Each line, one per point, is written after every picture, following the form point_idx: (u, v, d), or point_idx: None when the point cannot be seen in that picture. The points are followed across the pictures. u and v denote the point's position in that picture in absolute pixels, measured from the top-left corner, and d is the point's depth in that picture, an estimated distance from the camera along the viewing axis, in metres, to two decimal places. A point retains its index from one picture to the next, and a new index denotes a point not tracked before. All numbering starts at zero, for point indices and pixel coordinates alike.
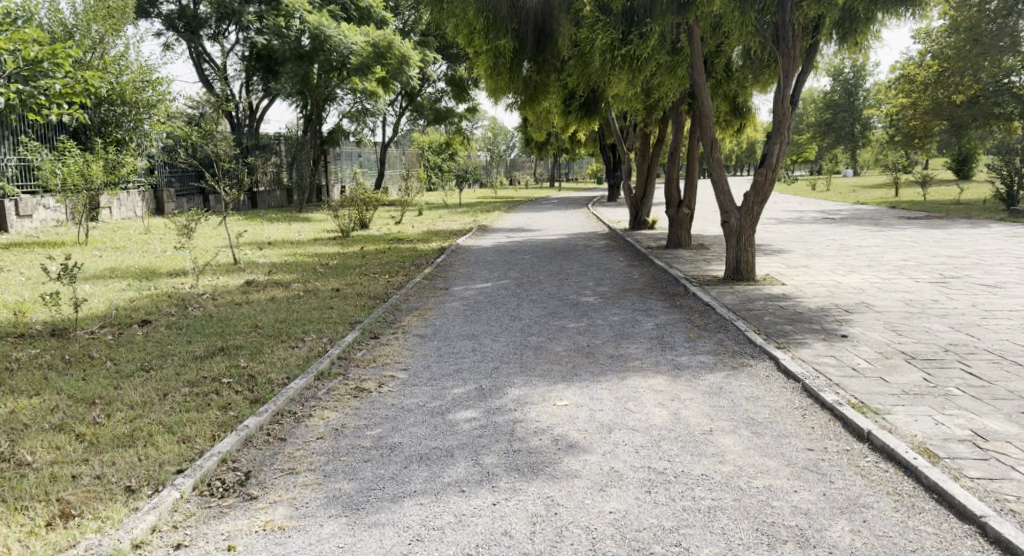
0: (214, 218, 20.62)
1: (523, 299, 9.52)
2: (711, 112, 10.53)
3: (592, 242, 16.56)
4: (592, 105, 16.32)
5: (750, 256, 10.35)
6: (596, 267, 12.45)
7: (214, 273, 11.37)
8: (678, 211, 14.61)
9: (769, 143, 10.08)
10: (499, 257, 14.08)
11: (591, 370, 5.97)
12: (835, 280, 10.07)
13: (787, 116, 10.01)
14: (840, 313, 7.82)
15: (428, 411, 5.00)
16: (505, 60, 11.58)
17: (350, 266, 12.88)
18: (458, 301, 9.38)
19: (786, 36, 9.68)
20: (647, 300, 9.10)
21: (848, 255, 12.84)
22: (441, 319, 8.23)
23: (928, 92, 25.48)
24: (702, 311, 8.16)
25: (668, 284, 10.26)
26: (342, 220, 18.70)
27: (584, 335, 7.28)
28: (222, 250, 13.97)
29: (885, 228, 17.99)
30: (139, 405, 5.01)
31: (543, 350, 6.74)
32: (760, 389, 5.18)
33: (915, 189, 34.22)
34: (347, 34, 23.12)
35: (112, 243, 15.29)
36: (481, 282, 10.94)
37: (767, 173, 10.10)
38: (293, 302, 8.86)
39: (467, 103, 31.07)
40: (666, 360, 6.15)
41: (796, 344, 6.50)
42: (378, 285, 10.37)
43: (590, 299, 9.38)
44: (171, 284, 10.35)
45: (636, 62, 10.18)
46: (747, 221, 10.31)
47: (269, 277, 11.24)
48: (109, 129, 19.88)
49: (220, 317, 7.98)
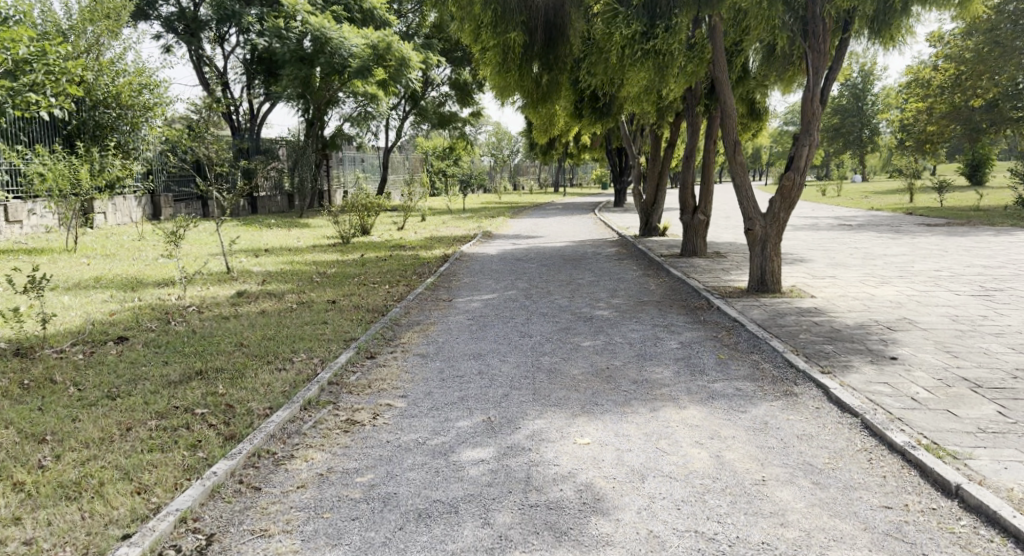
0: (209, 224, 20.01)
1: (533, 312, 8.83)
2: (735, 112, 9.86)
3: (602, 250, 15.85)
4: (602, 108, 15.68)
5: (776, 266, 9.68)
6: (608, 276, 11.79)
7: (204, 282, 10.71)
8: (693, 218, 13.92)
9: (798, 144, 9.46)
10: (505, 266, 13.42)
11: (613, 398, 5.27)
12: (867, 293, 9.38)
13: (816, 116, 9.39)
14: (883, 331, 7.15)
15: (429, 451, 4.30)
16: (514, 56, 10.68)
17: (348, 275, 12.20)
18: (464, 314, 8.70)
19: (817, 31, 9.11)
20: (667, 314, 8.44)
21: (875, 264, 12.15)
22: (445, 335, 7.55)
23: (944, 95, 24.76)
24: (730, 327, 7.47)
25: (689, 296, 9.58)
26: (343, 226, 18.05)
27: (600, 355, 6.61)
28: (214, 258, 13.32)
29: (905, 236, 17.31)
30: (96, 444, 4.33)
31: (557, 373, 6.06)
32: (813, 426, 4.49)
33: (928, 195, 33.51)
34: (348, 35, 22.46)
35: (102, 250, 14.67)
36: (487, 294, 10.25)
37: (795, 177, 9.44)
38: (284, 316, 8.19)
39: (470, 107, 30.51)
40: (699, 387, 5.46)
41: (843, 369, 5.82)
42: (377, 296, 9.71)
43: (605, 313, 8.70)
44: (157, 295, 9.68)
45: (663, 60, 9.44)
46: (772, 229, 9.63)
47: (262, 287, 10.58)
48: (104, 133, 19.23)
49: (203, 334, 7.30)
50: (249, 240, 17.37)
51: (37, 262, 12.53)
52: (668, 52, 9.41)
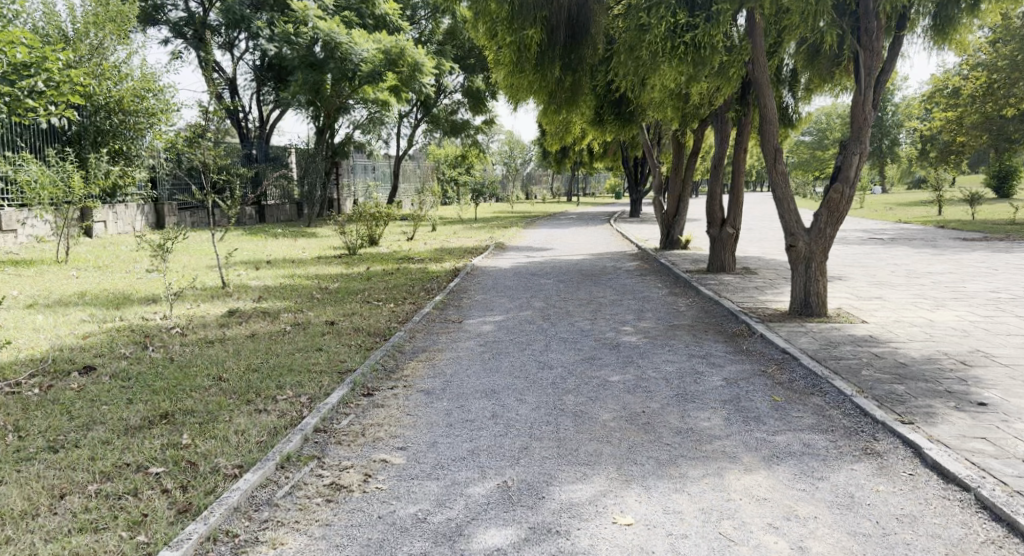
0: (210, 234, 19.22)
1: (551, 336, 7.96)
2: (776, 115, 8.94)
3: (621, 264, 14.97)
4: (623, 113, 14.83)
5: (822, 287, 8.80)
6: (632, 294, 10.93)
7: (194, 300, 9.87)
8: (721, 231, 12.97)
9: (847, 153, 8.57)
10: (519, 281, 12.56)
11: (654, 454, 4.42)
12: (923, 320, 8.48)
13: (867, 121, 8.52)
14: (959, 367, 6.27)
15: (432, 532, 3.49)
16: (531, 57, 9.78)
17: (351, 291, 11.35)
18: (475, 339, 7.86)
19: (871, 27, 8.32)
20: (703, 341, 7.57)
21: (922, 284, 11.24)
22: (453, 366, 6.67)
23: (975, 105, 23.60)
24: (780, 360, 6.61)
25: (724, 319, 8.71)
26: (349, 236, 17.25)
27: (633, 393, 5.75)
28: (209, 271, 12.46)
29: (944, 251, 16.34)
30: (13, 521, 3.48)
31: (585, 415, 5.19)
32: (912, 503, 3.72)
33: (955, 207, 32.34)
34: (358, 40, 21.64)
35: (95, 262, 13.87)
36: (500, 314, 9.37)
37: (844, 189, 8.57)
38: (276, 341, 7.33)
39: (483, 115, 29.72)
40: (758, 440, 4.62)
41: (926, 418, 4.97)
42: (381, 317, 8.85)
43: (633, 338, 7.83)
44: (140, 315, 8.84)
45: (707, 54, 8.66)
46: (818, 246, 8.75)
47: (256, 305, 9.73)
48: (106, 139, 18.44)
49: (180, 364, 6.43)
50: (251, 251, 16.58)
51: (21, 275, 11.76)
52: (713, 44, 8.58)
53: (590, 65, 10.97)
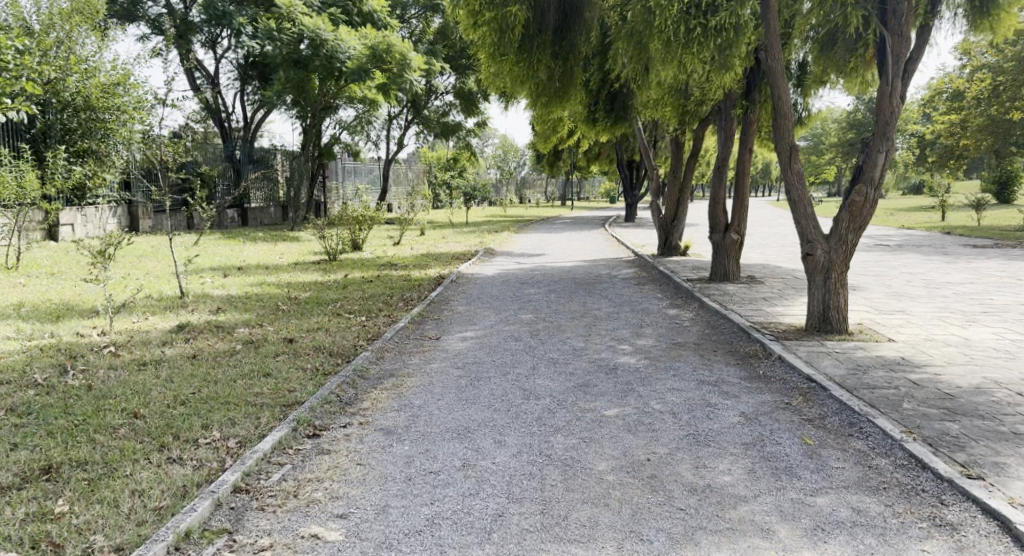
0: (183, 239, 18.17)
1: (539, 357, 7.01)
2: (791, 108, 8.01)
3: (617, 271, 14.02)
4: (618, 111, 13.91)
5: (842, 302, 7.87)
6: (629, 306, 9.99)
7: (143, 312, 8.83)
8: (724, 237, 12.05)
9: (871, 151, 7.65)
10: (506, 291, 11.58)
11: (664, 525, 3.51)
12: (957, 338, 7.56)
13: (894, 115, 7.59)
14: (1017, 403, 5.35)
15: None
16: (513, 37, 8.88)
17: (322, 302, 10.34)
18: (451, 360, 6.88)
19: (900, 9, 7.46)
20: (713, 363, 6.64)
21: (945, 296, 10.34)
22: (423, 395, 5.65)
23: (980, 108, 22.50)
24: (806, 390, 5.66)
25: (735, 337, 7.76)
26: (330, 241, 16.25)
27: (636, 432, 4.78)
28: (170, 280, 11.44)
29: (958, 259, 15.42)
30: None
31: (577, 464, 4.22)
32: None
33: (958, 213, 31.38)
34: (344, 37, 20.68)
35: (49, 268, 12.80)
36: (482, 329, 8.41)
37: (868, 191, 7.66)
38: (221, 365, 6.31)
39: (475, 116, 28.77)
40: (795, 504, 3.70)
41: (997, 470, 4.06)
42: (348, 333, 7.86)
43: (631, 360, 6.86)
44: (76, 330, 7.78)
45: (729, 36, 7.78)
46: (839, 256, 7.83)
47: (212, 318, 8.70)
48: (73, 138, 17.25)
49: (98, 393, 5.40)
50: (225, 257, 15.52)
51: None
52: (736, 23, 7.74)
53: (583, 55, 10.02)
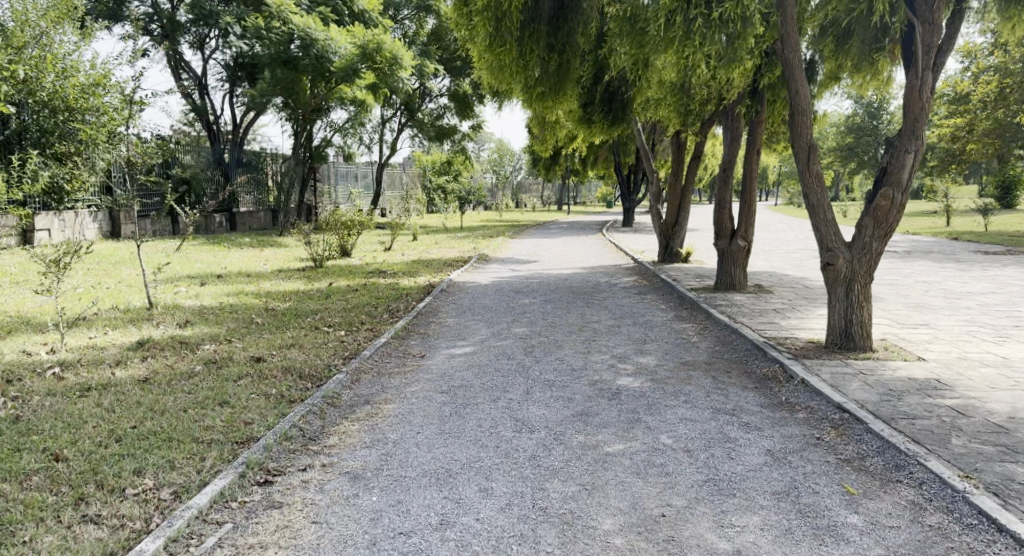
0: (166, 244, 17.43)
1: (533, 377, 6.32)
2: (810, 105, 7.32)
3: (616, 280, 13.34)
4: (619, 112, 13.20)
5: (866, 316, 7.19)
6: (631, 318, 9.30)
7: (102, 327, 8.06)
8: (731, 244, 11.35)
9: (898, 151, 6.96)
10: (499, 301, 10.88)
11: None
12: (994, 358, 6.86)
13: (924, 111, 6.91)
14: None
15: None
16: (512, 26, 8.21)
17: (300, 314, 9.60)
18: (435, 382, 6.18)
19: None
20: (728, 386, 5.95)
21: (969, 307, 9.67)
22: (400, 428, 4.92)
23: (986, 111, 21.71)
24: (838, 420, 4.99)
25: (750, 354, 7.09)
26: (316, 247, 15.52)
27: (646, 477, 4.08)
28: (140, 290, 10.68)
29: (974, 267, 14.72)
30: None
31: (577, 522, 3.61)
32: None
33: (963, 219, 30.64)
34: (335, 36, 20.01)
35: (15, 276, 12.05)
36: (472, 344, 7.70)
37: (895, 195, 6.97)
38: (173, 392, 5.54)
39: (470, 120, 28.05)
40: None
41: None
42: (323, 350, 7.13)
43: (635, 382, 6.14)
44: (22, 347, 7.03)
45: (738, 28, 7.10)
46: (862, 266, 7.15)
47: (176, 333, 7.95)
48: (50, 141, 16.27)
49: (21, 427, 4.66)
50: (205, 264, 14.74)
51: None
52: (748, 14, 7.09)
53: (584, 49, 9.32)
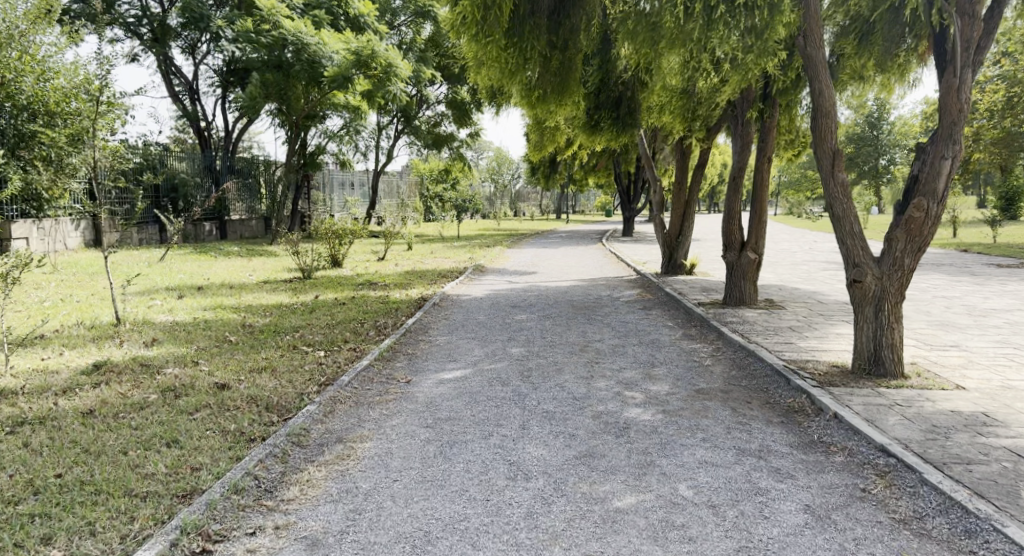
0: (148, 254, 16.63)
1: (531, 406, 5.66)
2: (835, 108, 6.65)
3: (618, 292, 12.68)
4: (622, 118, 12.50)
5: (897, 339, 6.51)
6: (637, 336, 8.63)
7: (56, 347, 7.29)
8: (740, 257, 10.66)
9: (933, 157, 6.29)
10: (495, 316, 10.20)
11: None
12: None
13: (963, 113, 6.23)
14: None
15: None
16: (503, 18, 7.46)
17: (280, 331, 8.88)
18: (418, 412, 5.48)
19: None
20: (751, 420, 5.29)
21: (997, 326, 9.05)
22: (372, 472, 4.24)
23: (993, 120, 21.01)
24: (882, 464, 4.36)
25: (770, 380, 6.44)
26: (304, 257, 14.74)
27: (665, 545, 3.50)
28: (110, 303, 9.90)
29: (991, 280, 14.09)
30: None
31: None
32: None
33: (968, 231, 30.03)
34: (328, 41, 19.31)
35: None
36: (463, 367, 7.03)
37: (930, 206, 6.29)
38: (115, 428, 4.80)
39: (468, 128, 27.42)
40: None
41: None
42: (298, 375, 6.41)
43: (646, 414, 5.44)
44: None
45: None
46: (893, 284, 6.47)
47: (137, 354, 7.20)
48: (28, 146, 15.22)
49: None
50: (187, 275, 13.96)
51: None
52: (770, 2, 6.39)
53: (588, 47, 8.62)
